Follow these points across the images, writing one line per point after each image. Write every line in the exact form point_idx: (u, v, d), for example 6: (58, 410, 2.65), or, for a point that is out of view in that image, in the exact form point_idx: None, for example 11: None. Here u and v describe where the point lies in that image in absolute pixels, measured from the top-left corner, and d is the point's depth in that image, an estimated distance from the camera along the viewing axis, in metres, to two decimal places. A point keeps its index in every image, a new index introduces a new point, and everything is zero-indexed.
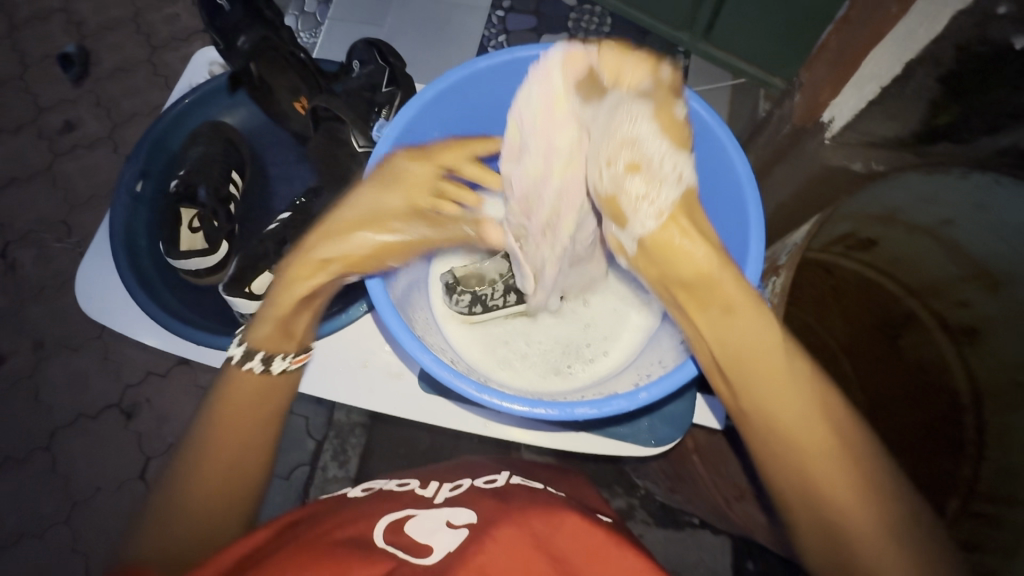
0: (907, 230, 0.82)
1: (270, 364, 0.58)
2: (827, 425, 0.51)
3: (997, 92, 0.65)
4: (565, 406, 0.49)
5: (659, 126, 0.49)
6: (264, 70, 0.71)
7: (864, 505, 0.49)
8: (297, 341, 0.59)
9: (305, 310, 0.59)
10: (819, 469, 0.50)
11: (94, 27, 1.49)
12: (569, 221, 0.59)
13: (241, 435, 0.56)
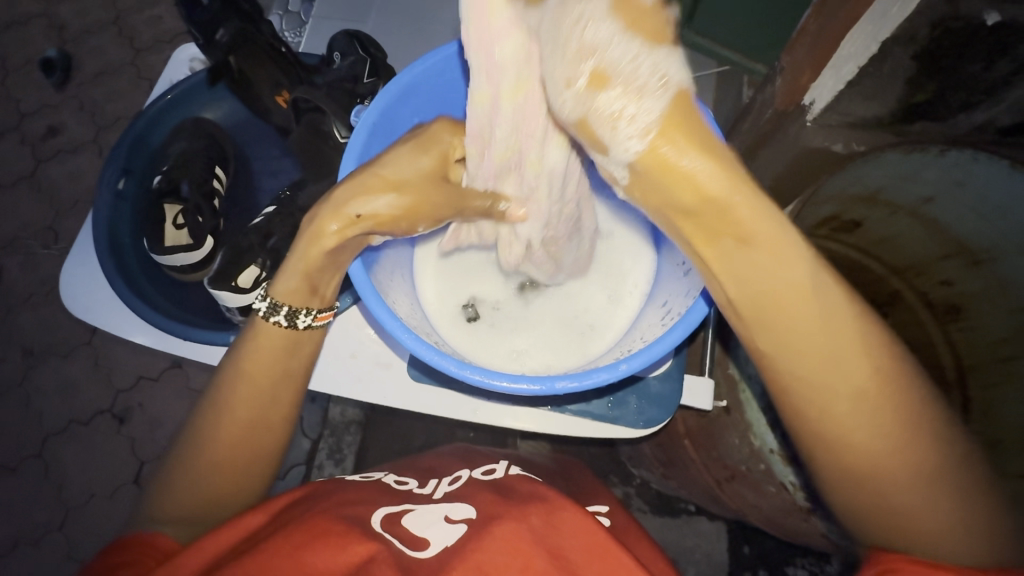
0: (889, 212, 0.83)
1: (294, 321, 0.53)
2: (865, 363, 0.43)
3: (970, 68, 0.66)
4: (548, 380, 0.47)
5: (622, 23, 0.38)
6: (244, 64, 0.70)
7: (904, 445, 0.44)
8: (321, 298, 0.55)
9: (335, 268, 0.53)
10: (858, 413, 0.44)
11: (75, 31, 1.48)
12: (532, 158, 0.52)
13: (252, 415, 0.53)
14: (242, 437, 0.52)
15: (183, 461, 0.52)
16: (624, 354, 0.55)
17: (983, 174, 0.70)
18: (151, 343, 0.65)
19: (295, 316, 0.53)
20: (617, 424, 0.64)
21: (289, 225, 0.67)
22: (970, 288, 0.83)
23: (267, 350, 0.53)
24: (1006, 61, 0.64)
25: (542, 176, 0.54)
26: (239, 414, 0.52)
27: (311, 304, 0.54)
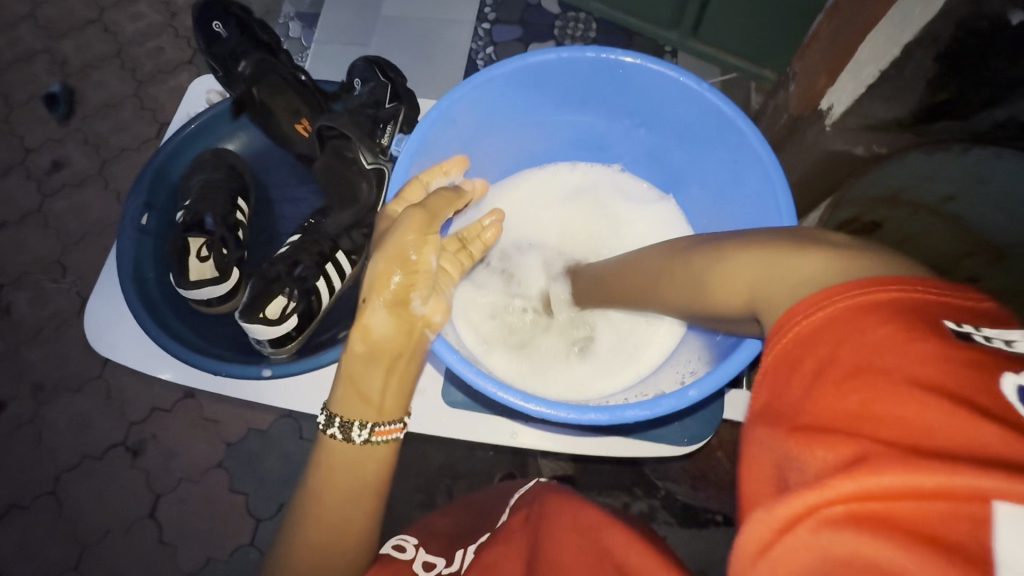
0: (910, 211, 0.79)
1: (348, 433, 0.47)
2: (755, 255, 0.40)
3: (994, 63, 0.63)
4: (616, 410, 0.46)
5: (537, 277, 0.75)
6: (266, 95, 0.70)
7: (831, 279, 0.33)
8: (377, 406, 0.48)
9: (377, 365, 0.49)
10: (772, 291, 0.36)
11: (78, 66, 1.49)
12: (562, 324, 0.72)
13: (335, 537, 0.46)
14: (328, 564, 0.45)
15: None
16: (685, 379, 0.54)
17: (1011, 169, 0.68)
18: (179, 379, 0.63)
19: (349, 428, 0.47)
20: (669, 445, 0.62)
21: (316, 253, 0.66)
22: None
23: (345, 463, 0.47)
24: None
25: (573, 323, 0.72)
26: (322, 536, 0.45)
27: (367, 417, 0.48)
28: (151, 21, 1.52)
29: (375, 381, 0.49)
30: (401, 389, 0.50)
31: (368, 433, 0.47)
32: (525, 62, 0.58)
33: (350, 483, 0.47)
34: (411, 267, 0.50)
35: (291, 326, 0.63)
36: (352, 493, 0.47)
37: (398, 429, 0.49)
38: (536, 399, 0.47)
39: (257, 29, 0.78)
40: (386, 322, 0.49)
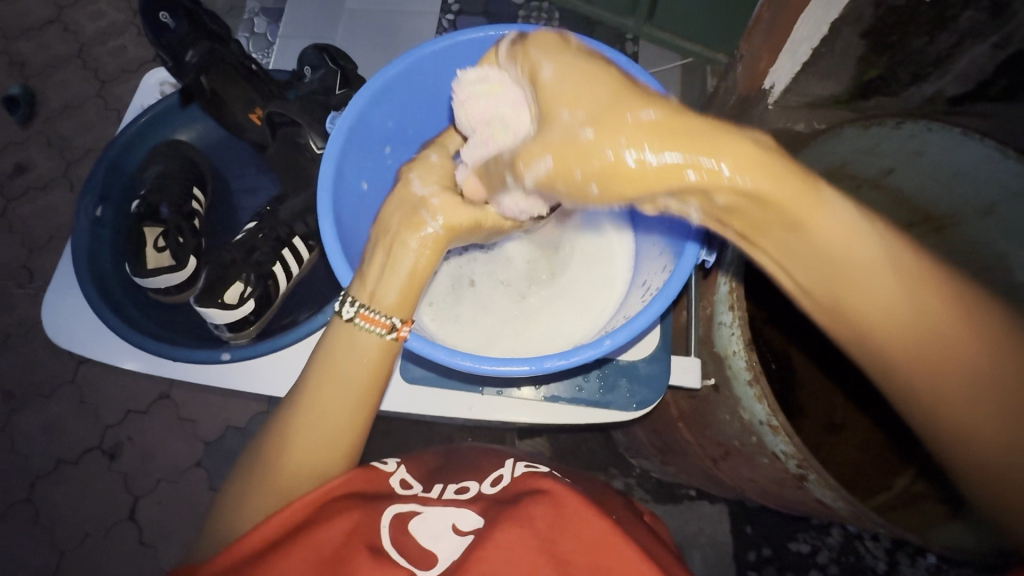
0: (855, 184, 0.85)
1: (339, 309, 0.54)
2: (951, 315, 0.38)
3: (918, 42, 0.70)
4: (536, 360, 0.49)
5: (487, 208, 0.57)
6: (216, 84, 0.71)
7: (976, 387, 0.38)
8: (368, 292, 0.53)
9: (381, 247, 0.54)
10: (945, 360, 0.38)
11: (38, 67, 1.46)
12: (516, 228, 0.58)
13: (311, 441, 0.53)
14: (302, 468, 0.53)
15: (238, 496, 0.53)
16: (608, 330, 0.57)
17: (938, 143, 0.71)
18: (141, 368, 0.64)
19: (343, 303, 0.54)
20: (612, 406, 0.65)
21: (272, 240, 0.68)
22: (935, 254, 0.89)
23: (340, 365, 0.53)
24: (949, 33, 0.68)
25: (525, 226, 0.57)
26: (302, 439, 0.53)
27: (359, 296, 0.53)
28: (112, 19, 1.49)
29: (375, 263, 0.54)
30: (398, 282, 0.53)
31: (357, 308, 0.53)
32: (454, 41, 0.60)
33: (334, 389, 0.53)
34: (423, 170, 0.58)
35: (248, 310, 0.65)
36: (331, 403, 0.53)
37: (383, 325, 0.52)
38: (464, 354, 0.51)
39: (208, 21, 0.79)
40: (394, 205, 0.56)
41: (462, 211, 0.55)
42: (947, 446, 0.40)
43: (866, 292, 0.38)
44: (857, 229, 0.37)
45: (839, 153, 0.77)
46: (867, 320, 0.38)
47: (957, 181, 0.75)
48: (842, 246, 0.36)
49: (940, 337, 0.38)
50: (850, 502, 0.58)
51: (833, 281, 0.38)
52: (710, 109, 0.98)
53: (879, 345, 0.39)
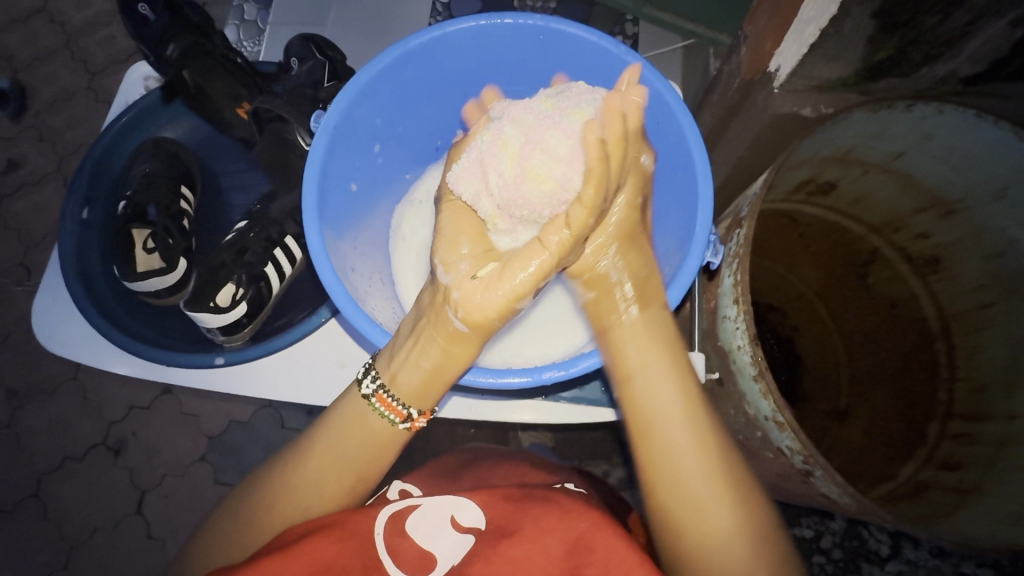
0: (863, 170, 0.83)
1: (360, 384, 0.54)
2: (709, 428, 0.53)
3: (930, 21, 0.66)
4: (533, 372, 0.48)
5: (468, 227, 0.60)
6: (199, 78, 0.69)
7: (723, 487, 0.51)
8: (394, 381, 0.53)
9: (408, 338, 0.54)
10: (699, 458, 0.52)
11: (26, 60, 1.43)
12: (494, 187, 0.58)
13: (309, 497, 0.52)
14: (297, 514, 0.52)
15: (234, 522, 0.52)
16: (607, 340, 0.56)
17: (949, 125, 0.68)
18: (135, 373, 0.63)
19: (365, 376, 0.54)
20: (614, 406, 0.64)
21: (264, 239, 0.67)
22: (946, 239, 0.87)
23: (348, 433, 0.53)
24: (962, 12, 0.65)
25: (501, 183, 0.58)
26: (302, 486, 0.52)
27: (383, 375, 0.53)
28: (100, 8, 1.46)
29: (404, 347, 0.53)
30: (423, 373, 0.53)
31: (376, 387, 0.53)
32: (444, 32, 0.58)
33: (343, 452, 0.53)
34: (438, 252, 0.57)
35: (241, 313, 0.63)
36: (336, 463, 0.52)
37: (400, 415, 0.53)
38: None
39: (191, 11, 0.76)
40: (429, 291, 0.57)
41: (483, 301, 0.52)
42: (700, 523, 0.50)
43: (675, 427, 0.53)
44: (650, 323, 0.57)
45: (849, 140, 0.74)
46: (675, 442, 0.52)
47: (969, 164, 0.73)
48: (682, 417, 0.53)
49: (733, 533, 0.49)
50: (856, 498, 0.57)
51: (640, 360, 0.55)
52: (713, 93, 0.95)
53: (664, 429, 0.53)
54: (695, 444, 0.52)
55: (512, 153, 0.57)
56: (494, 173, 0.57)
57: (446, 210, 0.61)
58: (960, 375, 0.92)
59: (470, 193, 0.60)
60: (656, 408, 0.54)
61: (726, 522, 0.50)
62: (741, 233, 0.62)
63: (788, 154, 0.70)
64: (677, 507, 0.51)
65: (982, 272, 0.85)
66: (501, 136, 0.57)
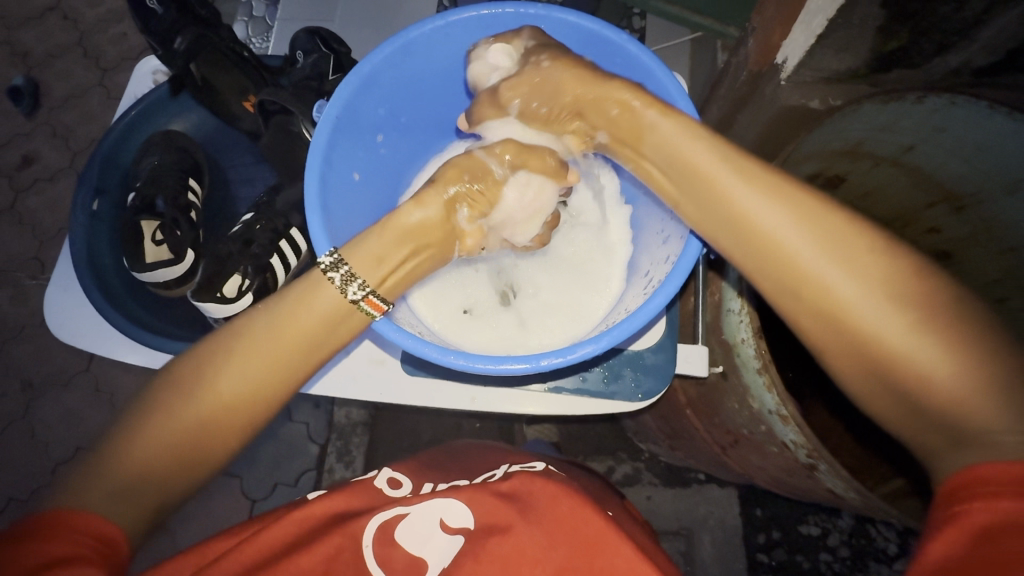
0: (873, 163, 0.82)
1: (346, 289, 0.49)
2: (787, 207, 0.46)
3: (941, 11, 0.66)
4: (531, 358, 0.48)
5: (496, 208, 0.59)
6: (206, 71, 0.70)
7: (834, 262, 0.43)
8: (383, 284, 0.51)
9: (412, 242, 0.53)
10: (789, 244, 0.45)
11: (40, 57, 1.45)
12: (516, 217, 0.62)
13: (246, 386, 0.46)
14: (233, 408, 0.45)
15: (140, 424, 0.44)
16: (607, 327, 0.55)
17: (960, 117, 0.67)
18: (144, 362, 0.64)
19: (349, 282, 0.49)
20: (615, 398, 0.64)
21: (270, 231, 0.67)
22: (958, 234, 0.86)
23: (296, 316, 0.47)
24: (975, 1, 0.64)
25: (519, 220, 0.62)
26: (234, 375, 0.46)
27: (372, 282, 0.49)
28: (111, 6, 1.47)
29: (395, 253, 0.52)
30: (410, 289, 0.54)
31: (366, 291, 0.49)
32: (446, 21, 0.58)
33: (301, 340, 0.47)
34: (468, 204, 0.57)
35: (248, 304, 0.64)
36: (282, 347, 0.46)
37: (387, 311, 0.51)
38: (455, 352, 0.50)
39: (198, 5, 0.77)
40: (424, 214, 0.54)
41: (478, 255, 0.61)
42: (833, 310, 0.43)
43: (749, 224, 0.47)
44: (676, 135, 0.51)
45: (858, 132, 0.73)
46: (759, 235, 0.46)
47: (980, 158, 0.72)
48: (755, 213, 0.46)
49: (871, 298, 0.42)
50: (861, 492, 0.57)
51: (684, 176, 0.50)
52: (720, 86, 0.94)
53: (744, 231, 0.47)
54: (782, 230, 0.45)
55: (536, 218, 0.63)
56: (522, 205, 0.61)
57: (492, 170, 0.59)
58: None
59: (513, 179, 0.60)
60: (726, 202, 0.48)
61: (851, 281, 0.43)
62: None
63: (795, 146, 0.69)
64: (801, 309, 0.45)
65: (993, 269, 0.84)
66: (540, 203, 0.62)
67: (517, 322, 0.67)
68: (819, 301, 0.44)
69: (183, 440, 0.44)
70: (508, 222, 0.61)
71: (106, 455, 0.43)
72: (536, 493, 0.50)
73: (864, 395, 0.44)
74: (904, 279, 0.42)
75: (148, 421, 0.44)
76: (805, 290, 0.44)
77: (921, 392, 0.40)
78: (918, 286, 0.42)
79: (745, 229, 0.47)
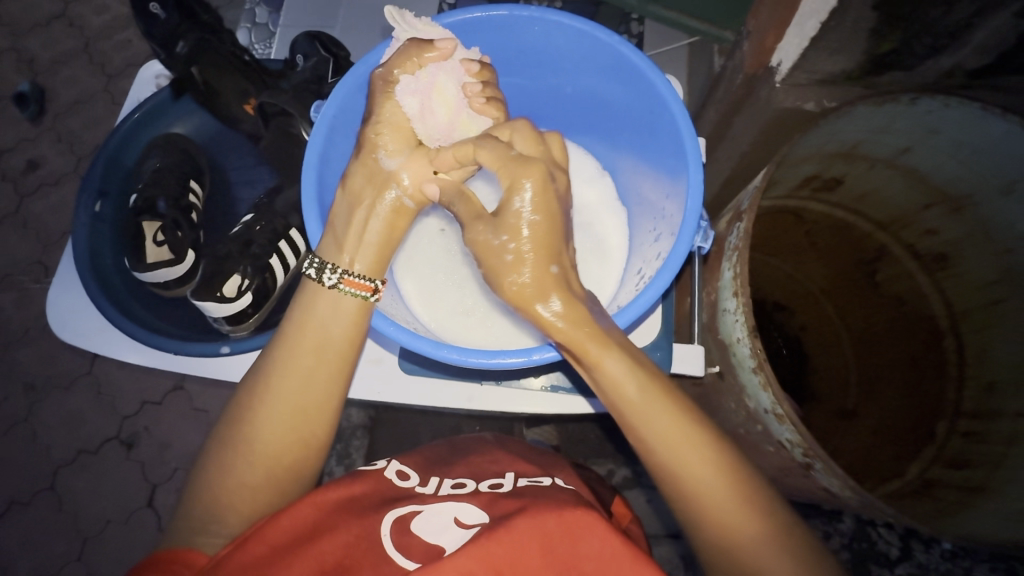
0: (867, 165, 0.82)
1: (321, 277, 0.53)
2: (650, 386, 0.50)
3: (932, 13, 0.66)
4: (526, 352, 0.49)
5: (403, 133, 0.58)
6: (207, 74, 0.71)
7: (687, 440, 0.48)
8: (345, 252, 0.55)
9: (347, 210, 0.55)
10: (653, 418, 0.49)
11: (45, 63, 1.47)
12: (442, 116, 0.59)
13: (297, 397, 0.51)
14: (293, 417, 0.51)
15: (225, 457, 0.51)
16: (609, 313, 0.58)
17: (954, 119, 0.68)
18: (144, 361, 0.65)
19: (322, 271, 0.53)
20: None
21: (269, 232, 0.69)
22: (953, 235, 0.86)
23: (321, 323, 0.53)
24: (964, 4, 0.65)
25: (440, 121, 0.59)
26: (287, 386, 0.51)
27: (342, 262, 0.54)
28: (116, 13, 1.49)
29: (351, 230, 0.55)
30: (374, 248, 0.56)
31: (339, 275, 0.53)
32: (440, 23, 0.60)
33: (323, 344, 0.53)
34: (377, 146, 0.57)
35: (246, 303, 0.65)
36: (320, 352, 0.52)
37: (369, 288, 0.54)
38: (450, 346, 0.50)
39: (200, 10, 0.78)
40: (356, 186, 0.56)
41: (430, 183, 0.58)
42: (686, 484, 0.48)
43: (622, 396, 0.49)
44: (561, 289, 0.51)
45: (853, 134, 0.73)
46: (629, 406, 0.49)
47: (974, 159, 0.72)
48: (626, 386, 0.49)
49: (711, 480, 0.47)
50: (856, 492, 0.56)
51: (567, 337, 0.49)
52: (717, 89, 0.95)
53: (619, 400, 0.49)
54: (646, 408, 0.49)
55: (447, 102, 0.59)
56: (429, 114, 0.59)
57: (380, 108, 0.57)
58: (970, 374, 0.91)
59: (403, 94, 0.57)
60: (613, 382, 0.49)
61: (707, 464, 0.48)
62: (742, 227, 0.61)
63: (789, 148, 0.69)
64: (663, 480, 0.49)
65: (991, 270, 0.85)
66: (435, 83, 0.58)
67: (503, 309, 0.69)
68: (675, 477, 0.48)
69: (266, 455, 0.50)
70: (427, 129, 0.59)
71: (206, 484, 0.50)
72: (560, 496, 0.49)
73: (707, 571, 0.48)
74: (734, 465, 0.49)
75: (228, 448, 0.51)
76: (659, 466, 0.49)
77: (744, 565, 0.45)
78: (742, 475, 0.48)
79: (616, 402, 0.50)
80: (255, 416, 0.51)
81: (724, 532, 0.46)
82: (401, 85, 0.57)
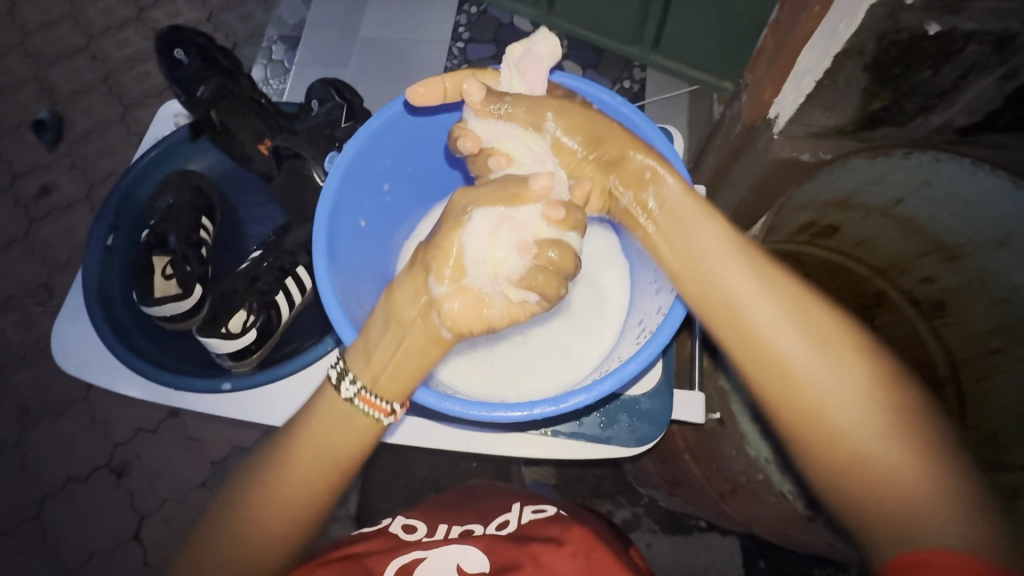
0: (864, 214, 0.84)
1: (340, 386, 0.54)
2: (771, 299, 0.57)
3: (921, 75, 0.70)
4: (525, 407, 0.50)
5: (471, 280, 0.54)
6: (225, 117, 0.75)
7: (810, 349, 0.54)
8: (371, 372, 0.53)
9: (388, 329, 0.54)
10: (760, 334, 0.56)
11: (66, 93, 1.52)
12: (494, 268, 0.55)
13: (293, 499, 0.54)
14: (285, 515, 0.54)
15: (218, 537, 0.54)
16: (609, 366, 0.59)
17: (947, 173, 0.70)
18: (143, 396, 0.64)
19: (343, 378, 0.54)
20: (609, 445, 0.64)
21: (277, 269, 0.70)
22: (950, 284, 0.87)
23: (324, 436, 0.55)
24: (951, 66, 0.68)
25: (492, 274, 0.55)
26: (284, 489, 0.54)
27: (362, 377, 0.54)
28: (138, 47, 1.55)
29: (386, 344, 0.54)
30: (405, 372, 0.54)
31: (358, 388, 0.54)
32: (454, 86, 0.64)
33: (323, 459, 0.55)
34: (433, 266, 0.55)
35: (251, 339, 0.66)
36: (320, 464, 0.54)
37: (383, 411, 0.54)
38: (452, 398, 0.52)
39: (221, 56, 0.83)
40: (399, 296, 0.55)
41: (472, 319, 0.54)
42: (799, 394, 0.54)
43: (736, 308, 0.57)
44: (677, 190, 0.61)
45: (849, 184, 0.75)
46: (742, 322, 0.57)
47: (968, 211, 0.73)
48: (742, 294, 0.57)
49: (840, 390, 0.53)
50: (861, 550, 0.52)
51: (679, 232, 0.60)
52: (717, 136, 0.98)
53: (736, 308, 0.57)
54: (759, 319, 0.56)
55: (496, 258, 0.55)
56: (477, 262, 0.55)
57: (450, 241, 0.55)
58: (970, 420, 0.88)
59: (470, 233, 0.55)
60: (757, 334, 0.56)
61: (820, 377, 0.54)
62: None
63: (786, 200, 0.71)
64: (779, 393, 0.55)
65: (986, 320, 0.85)
66: (493, 232, 0.55)
67: (503, 355, 0.69)
68: (791, 392, 0.54)
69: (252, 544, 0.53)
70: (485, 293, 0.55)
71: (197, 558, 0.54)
72: (560, 536, 0.52)
73: (826, 488, 0.53)
74: (859, 372, 0.54)
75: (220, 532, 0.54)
76: (763, 385, 0.56)
77: (871, 465, 0.51)
78: (875, 386, 0.53)
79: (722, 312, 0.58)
80: (250, 510, 0.54)
81: (839, 440, 0.52)
82: (467, 224, 0.56)
